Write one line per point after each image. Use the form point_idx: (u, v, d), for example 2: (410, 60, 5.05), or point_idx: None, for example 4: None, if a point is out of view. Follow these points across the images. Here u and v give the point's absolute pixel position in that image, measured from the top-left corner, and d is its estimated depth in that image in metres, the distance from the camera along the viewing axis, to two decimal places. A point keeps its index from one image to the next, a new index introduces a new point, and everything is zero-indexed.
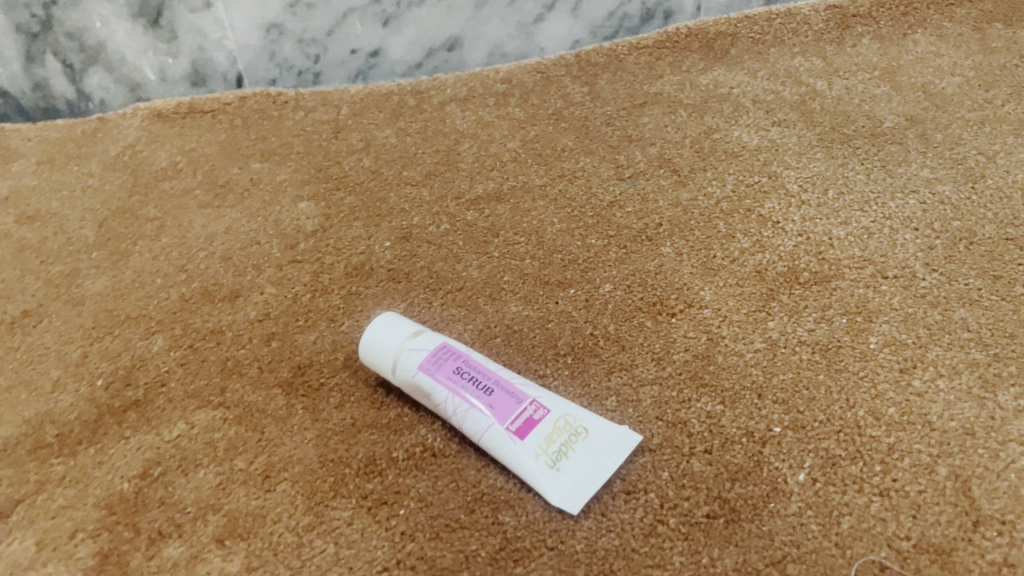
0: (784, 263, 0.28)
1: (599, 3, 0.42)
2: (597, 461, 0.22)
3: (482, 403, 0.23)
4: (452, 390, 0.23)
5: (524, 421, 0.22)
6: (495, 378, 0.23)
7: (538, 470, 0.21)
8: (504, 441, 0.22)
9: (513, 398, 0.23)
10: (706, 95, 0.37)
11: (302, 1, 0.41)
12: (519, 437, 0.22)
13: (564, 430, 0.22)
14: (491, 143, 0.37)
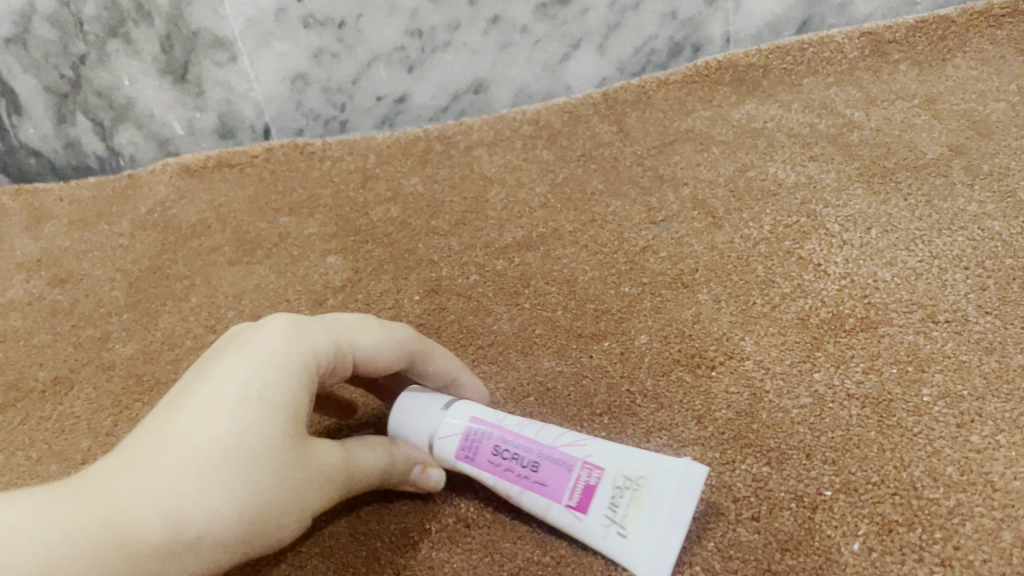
0: (827, 309, 0.27)
1: (625, 39, 0.41)
2: (666, 515, 0.20)
3: (533, 482, 0.22)
4: (496, 472, 0.22)
5: (583, 494, 0.21)
6: (537, 449, 0.22)
7: (614, 544, 0.21)
8: (569, 518, 0.21)
9: (562, 467, 0.22)
10: (739, 131, 0.36)
11: (326, 51, 0.41)
12: (582, 511, 0.21)
13: (624, 491, 0.21)
14: (520, 189, 0.36)
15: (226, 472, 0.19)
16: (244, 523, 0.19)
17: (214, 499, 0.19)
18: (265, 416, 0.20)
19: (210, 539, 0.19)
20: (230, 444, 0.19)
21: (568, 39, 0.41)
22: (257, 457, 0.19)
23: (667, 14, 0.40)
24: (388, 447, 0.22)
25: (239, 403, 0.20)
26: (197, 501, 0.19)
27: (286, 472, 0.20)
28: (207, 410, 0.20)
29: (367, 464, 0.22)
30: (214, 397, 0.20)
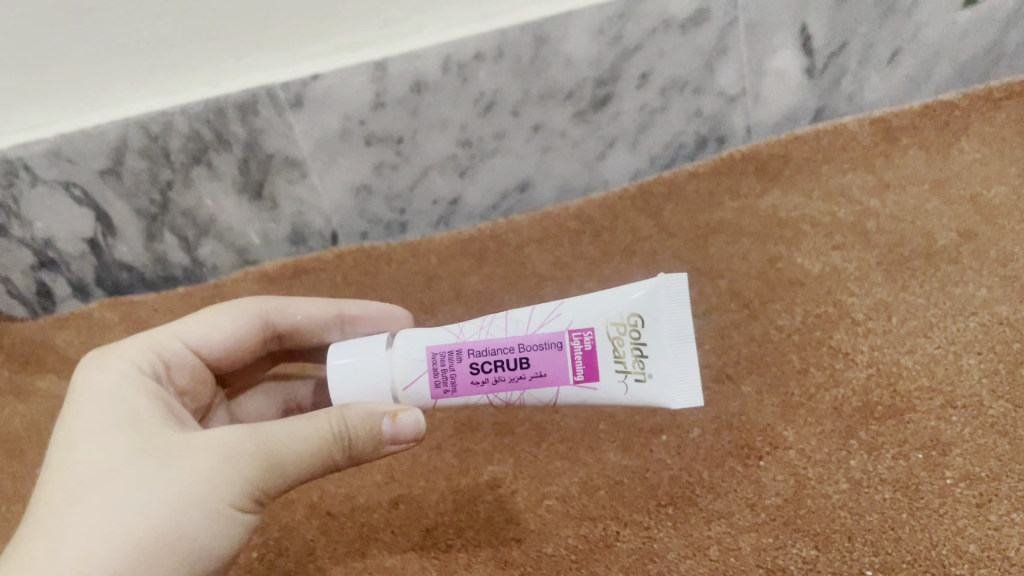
0: (858, 399, 0.30)
1: (655, 135, 0.45)
2: (663, 344, 0.28)
3: (533, 372, 0.28)
4: (499, 380, 0.28)
5: (584, 356, 0.29)
6: (518, 342, 0.28)
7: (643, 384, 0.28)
8: (583, 388, 0.29)
9: (552, 347, 0.28)
10: (766, 220, 0.40)
11: (386, 164, 0.46)
12: (594, 378, 0.28)
13: (620, 333, 0.28)
14: (569, 286, 0.41)
15: (110, 522, 0.25)
16: (153, 543, 0.25)
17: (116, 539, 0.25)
18: (125, 477, 0.26)
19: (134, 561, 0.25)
20: (91, 507, 0.26)
21: (603, 139, 0.45)
22: (139, 502, 0.26)
23: (693, 112, 0.44)
24: (324, 421, 0.28)
25: (44, 487, 0.27)
26: (94, 556, 0.25)
27: (181, 492, 0.26)
28: (58, 500, 0.26)
29: (298, 435, 0.27)
30: (73, 478, 0.27)
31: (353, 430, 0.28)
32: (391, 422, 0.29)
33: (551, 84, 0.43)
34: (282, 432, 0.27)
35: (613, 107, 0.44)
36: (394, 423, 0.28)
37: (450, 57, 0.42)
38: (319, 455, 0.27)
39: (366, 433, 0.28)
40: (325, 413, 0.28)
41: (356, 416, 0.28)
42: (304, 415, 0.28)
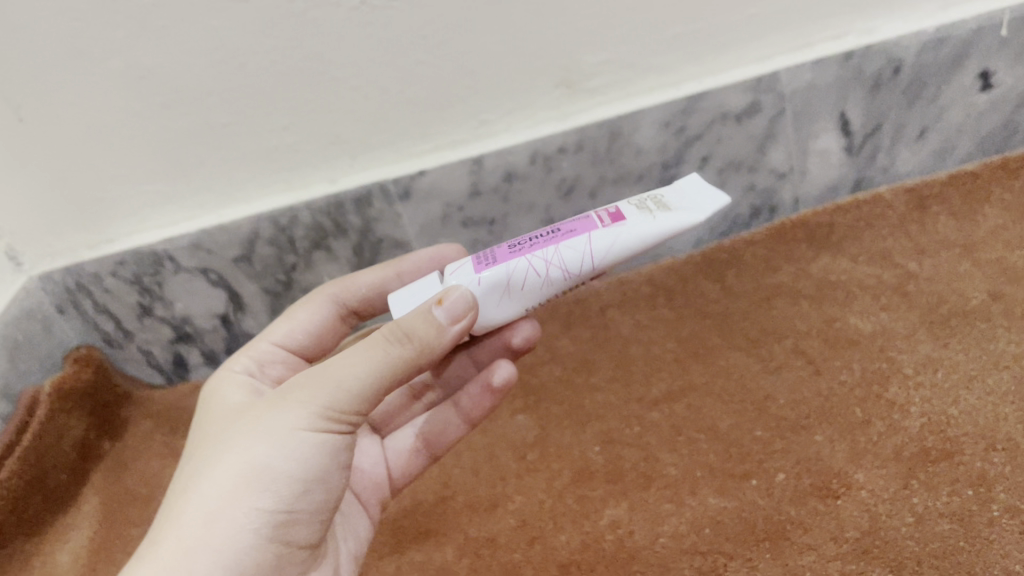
0: (914, 444, 0.36)
1: (714, 209, 0.51)
2: (676, 194, 0.33)
3: (566, 232, 0.32)
4: (537, 243, 0.33)
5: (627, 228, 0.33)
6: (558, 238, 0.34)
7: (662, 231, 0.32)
8: (614, 228, 0.32)
9: (579, 219, 0.33)
10: (820, 283, 0.47)
11: (480, 242, 0.53)
12: (620, 218, 0.32)
13: (639, 202, 0.33)
14: (654, 345, 0.46)
15: (205, 477, 0.30)
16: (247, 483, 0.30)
17: (212, 485, 0.30)
18: (220, 440, 0.32)
19: (231, 498, 0.30)
20: (198, 466, 0.31)
21: (667, 213, 0.51)
22: (228, 456, 0.30)
23: (747, 187, 0.51)
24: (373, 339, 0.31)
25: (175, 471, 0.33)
26: (197, 506, 0.29)
27: (260, 434, 0.30)
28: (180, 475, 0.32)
29: (353, 358, 0.31)
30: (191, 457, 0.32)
31: (403, 334, 0.31)
32: (445, 311, 0.31)
33: (623, 169, 0.50)
34: (338, 361, 0.31)
35: None
36: (443, 305, 0.31)
37: (538, 152, 0.49)
38: (374, 371, 0.30)
39: (415, 333, 0.31)
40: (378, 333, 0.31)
41: (410, 323, 0.31)
42: (361, 341, 0.31)
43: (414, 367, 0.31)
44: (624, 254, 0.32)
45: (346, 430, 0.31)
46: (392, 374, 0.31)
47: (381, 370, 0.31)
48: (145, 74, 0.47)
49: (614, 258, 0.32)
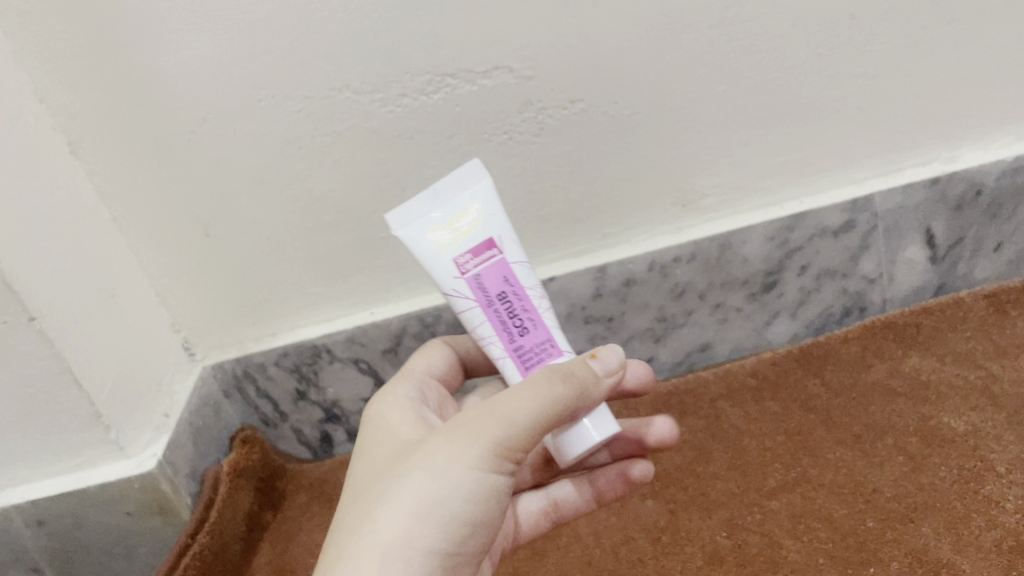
0: (1013, 538, 0.42)
1: (811, 308, 0.58)
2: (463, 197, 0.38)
3: (503, 286, 0.37)
4: (523, 301, 0.37)
5: (473, 255, 0.37)
6: (475, 300, 0.37)
7: (493, 195, 0.38)
8: (481, 237, 0.38)
9: (488, 286, 0.37)
10: (913, 382, 0.53)
11: (599, 335, 0.57)
12: (472, 241, 0.38)
13: (460, 225, 0.38)
14: (766, 437, 0.53)
15: (386, 484, 0.34)
16: (423, 511, 0.33)
17: (386, 494, 0.34)
18: (397, 467, 0.35)
19: (402, 513, 0.33)
20: (380, 489, 0.34)
21: (769, 312, 0.58)
22: (410, 485, 0.33)
23: (841, 291, 0.57)
24: (539, 382, 0.34)
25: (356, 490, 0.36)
26: (381, 534, 0.33)
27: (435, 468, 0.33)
28: (361, 494, 0.35)
29: (517, 392, 0.34)
30: (371, 477, 0.35)
31: (557, 380, 0.34)
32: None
33: (730, 275, 0.56)
34: (507, 400, 0.34)
35: (779, 290, 0.57)
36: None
37: (655, 261, 0.55)
38: (532, 405, 0.33)
39: (570, 385, 0.34)
40: (540, 375, 0.34)
41: (565, 369, 0.34)
42: (528, 383, 0.34)
43: (566, 407, 0.34)
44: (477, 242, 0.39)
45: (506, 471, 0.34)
46: (542, 405, 0.34)
47: (538, 401, 0.33)
48: (318, 199, 0.55)
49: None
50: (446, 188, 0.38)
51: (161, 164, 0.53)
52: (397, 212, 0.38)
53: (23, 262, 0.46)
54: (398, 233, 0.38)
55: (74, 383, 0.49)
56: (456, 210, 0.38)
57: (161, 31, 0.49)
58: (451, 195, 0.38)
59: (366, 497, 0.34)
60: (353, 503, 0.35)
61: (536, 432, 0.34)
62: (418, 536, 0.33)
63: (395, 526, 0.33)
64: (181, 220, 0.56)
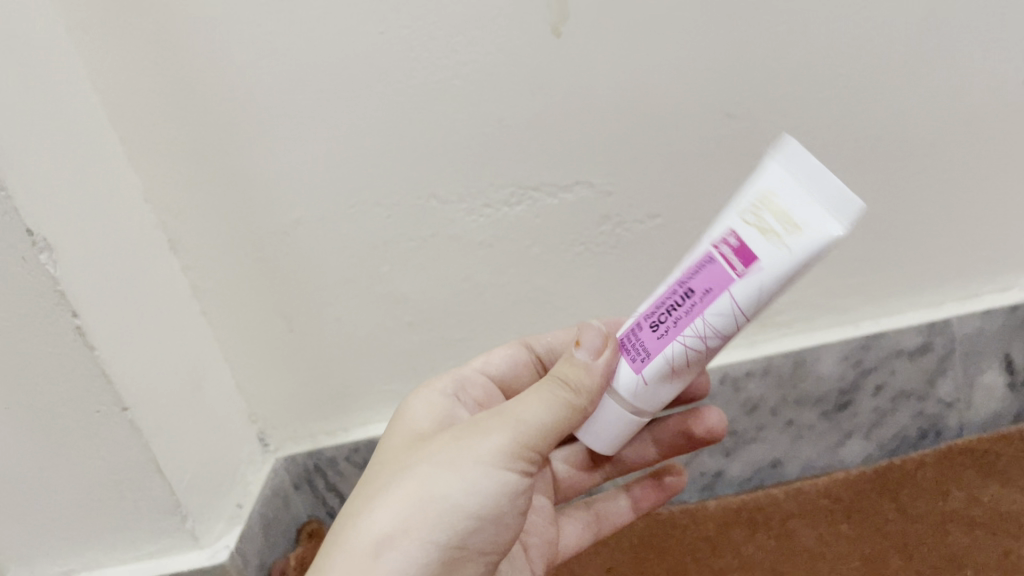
0: None
1: (886, 429, 0.57)
2: (806, 210, 0.32)
3: (686, 260, 0.37)
4: (694, 311, 0.35)
5: (733, 258, 0.34)
6: (698, 262, 0.35)
7: (823, 249, 0.32)
8: (749, 232, 0.33)
9: (696, 256, 0.36)
10: (993, 513, 0.53)
11: None
12: (739, 234, 0.34)
13: (777, 211, 0.33)
14: (841, 561, 0.53)
15: (418, 500, 0.35)
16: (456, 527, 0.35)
17: (383, 547, 0.34)
18: (437, 486, 0.35)
19: (414, 526, 0.34)
20: (425, 505, 0.35)
21: (843, 431, 0.57)
22: (453, 507, 0.35)
23: (917, 412, 0.57)
24: (554, 391, 0.37)
25: (391, 503, 0.35)
26: (430, 551, 0.34)
27: (473, 482, 0.35)
28: (406, 506, 0.35)
29: (534, 403, 0.37)
30: (418, 496, 0.35)
31: (560, 385, 0.37)
32: (586, 351, 0.38)
33: (803, 393, 0.56)
34: (522, 408, 0.36)
35: (853, 409, 0.56)
36: (582, 347, 0.38)
37: (728, 374, 0.55)
38: (543, 411, 0.36)
39: (574, 387, 0.37)
40: (551, 382, 0.38)
41: (569, 373, 0.37)
42: (543, 396, 0.37)
43: (577, 412, 0.37)
44: (752, 232, 0.33)
45: (511, 486, 0.36)
46: (552, 420, 0.36)
47: (556, 413, 0.36)
48: (401, 300, 0.58)
49: (733, 235, 0.34)
50: (831, 209, 0.32)
51: (256, 262, 0.56)
52: (790, 153, 0.33)
53: (121, 355, 0.49)
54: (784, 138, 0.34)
55: (158, 471, 0.50)
56: (787, 207, 0.33)
57: (268, 141, 0.52)
58: (811, 200, 0.32)
59: (415, 516, 0.34)
60: (394, 511, 0.35)
61: (545, 441, 0.36)
62: (445, 554, 0.35)
63: (440, 542, 0.34)
64: (269, 317, 0.58)
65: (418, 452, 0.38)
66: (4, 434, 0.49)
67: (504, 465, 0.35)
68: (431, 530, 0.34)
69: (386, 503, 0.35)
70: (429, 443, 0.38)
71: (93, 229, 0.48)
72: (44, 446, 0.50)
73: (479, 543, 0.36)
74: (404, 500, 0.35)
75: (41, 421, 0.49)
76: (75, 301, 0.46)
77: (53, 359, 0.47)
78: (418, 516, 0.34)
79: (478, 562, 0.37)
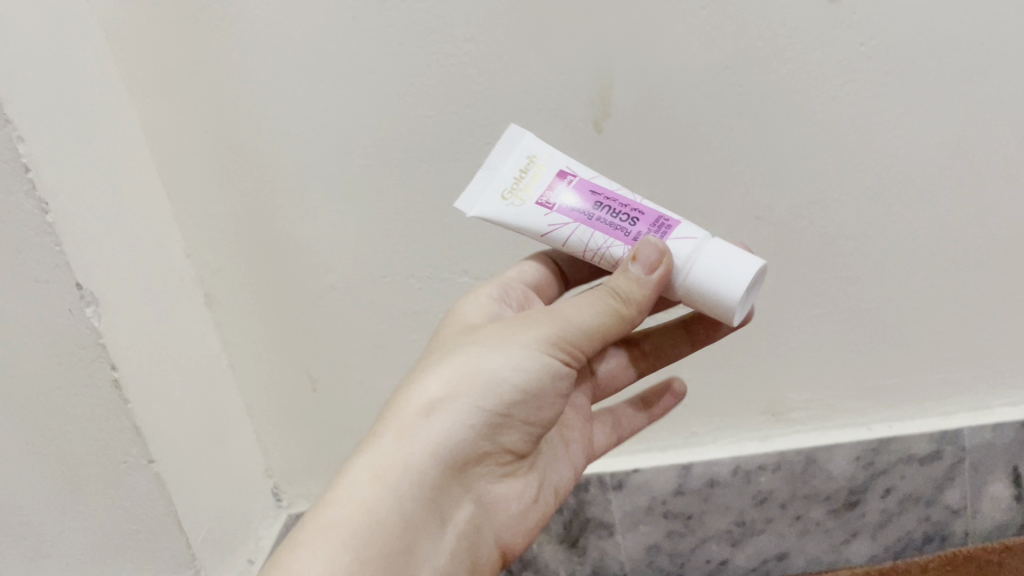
0: None
1: (892, 531, 0.59)
2: (524, 144, 0.41)
3: (582, 223, 0.39)
4: (623, 201, 0.39)
5: (553, 190, 0.40)
6: (583, 212, 0.39)
7: (544, 145, 0.42)
8: (580, 172, 0.41)
9: (577, 211, 0.39)
10: None
11: (676, 531, 0.59)
12: (575, 177, 0.40)
13: (525, 164, 0.41)
14: None
15: (454, 368, 0.38)
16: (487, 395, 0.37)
17: (425, 403, 0.37)
18: (477, 360, 0.38)
19: (450, 384, 0.37)
20: (463, 371, 0.38)
21: (849, 530, 0.58)
22: (487, 376, 0.37)
23: (923, 517, 0.58)
24: (603, 297, 0.38)
25: (438, 367, 0.38)
26: (462, 412, 0.37)
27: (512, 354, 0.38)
28: (448, 372, 0.38)
29: (581, 306, 0.38)
30: (462, 363, 0.38)
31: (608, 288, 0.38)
32: (639, 266, 0.36)
33: (812, 489, 0.57)
34: (569, 309, 0.38)
35: (860, 508, 0.58)
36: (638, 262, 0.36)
37: (740, 466, 0.57)
38: (587, 313, 0.38)
39: (614, 297, 0.38)
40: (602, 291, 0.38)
41: (618, 286, 0.37)
42: (594, 297, 0.38)
43: (622, 321, 0.38)
44: (550, 168, 0.41)
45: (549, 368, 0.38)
46: (596, 321, 0.38)
47: (602, 316, 0.38)
48: None
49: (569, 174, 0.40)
50: (509, 145, 0.41)
51: (287, 321, 0.58)
52: (465, 196, 0.40)
53: (152, 407, 0.50)
54: (475, 213, 0.40)
55: (177, 524, 0.51)
56: (518, 169, 0.41)
57: (311, 207, 0.54)
58: (513, 149, 0.41)
59: (455, 379, 0.37)
60: (439, 375, 0.38)
61: (582, 337, 0.38)
62: (475, 423, 0.37)
63: (471, 408, 0.37)
64: (295, 374, 0.60)
65: (473, 336, 0.40)
66: (31, 473, 0.50)
67: (537, 351, 0.38)
68: (462, 390, 0.37)
69: (435, 366, 0.39)
70: (483, 330, 0.40)
71: (137, 285, 0.50)
72: (67, 490, 0.51)
73: (522, 416, 0.39)
74: (448, 365, 0.38)
75: (67, 466, 0.50)
76: (114, 353, 0.47)
77: (88, 409, 0.48)
78: (458, 380, 0.37)
79: (520, 430, 0.39)
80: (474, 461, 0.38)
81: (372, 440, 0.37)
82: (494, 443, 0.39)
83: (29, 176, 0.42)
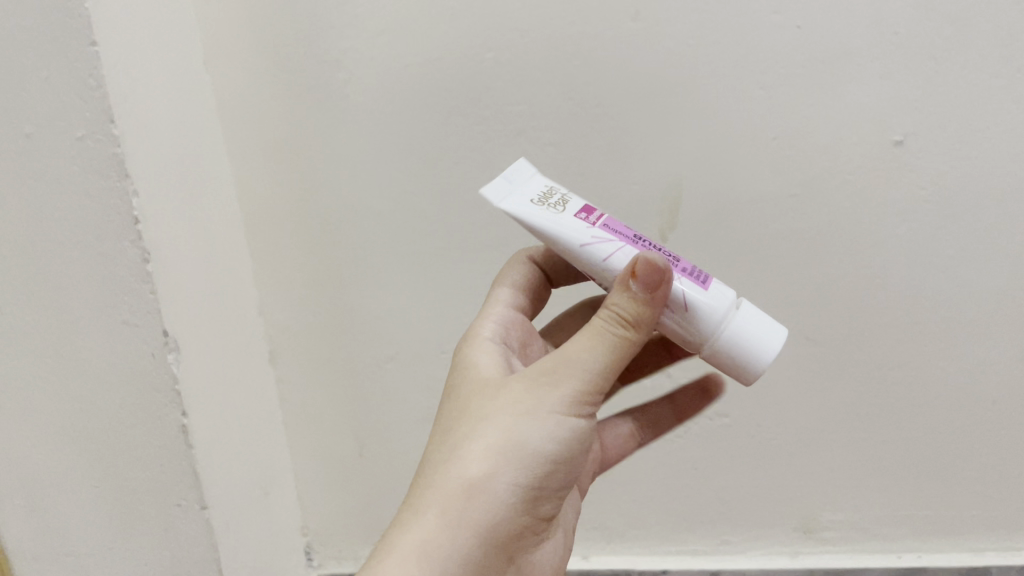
0: None
1: None
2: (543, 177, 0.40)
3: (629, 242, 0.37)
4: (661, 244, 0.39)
5: (586, 214, 0.38)
6: (624, 236, 0.38)
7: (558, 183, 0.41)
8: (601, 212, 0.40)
9: (620, 232, 0.38)
10: None
11: None
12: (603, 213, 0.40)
13: (551, 188, 0.40)
14: None
15: (479, 443, 0.36)
16: (521, 465, 0.36)
17: (461, 488, 0.35)
18: (503, 431, 0.36)
19: (481, 462, 0.36)
20: (490, 445, 0.36)
21: None
22: (516, 446, 0.36)
23: None
24: (603, 329, 0.36)
25: (460, 445, 0.36)
26: (499, 489, 0.36)
27: (537, 421, 0.36)
28: (474, 451, 0.36)
29: (584, 348, 0.36)
30: (487, 438, 0.36)
31: (609, 316, 0.36)
32: (639, 282, 0.35)
33: None
34: (574, 353, 0.36)
35: None
36: (637, 277, 0.35)
37: None
38: (596, 354, 0.36)
39: (619, 321, 0.36)
40: (602, 321, 0.36)
41: (624, 308, 0.35)
42: (592, 329, 0.36)
43: (634, 350, 0.36)
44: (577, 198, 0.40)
45: (576, 423, 0.37)
46: (611, 364, 0.36)
47: (608, 353, 0.36)
48: None
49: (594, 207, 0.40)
50: (527, 169, 0.40)
51: (345, 386, 0.60)
52: (492, 189, 0.38)
53: (212, 455, 0.52)
54: (504, 207, 0.38)
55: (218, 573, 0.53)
56: (544, 189, 0.39)
57: (384, 282, 0.57)
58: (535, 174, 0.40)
59: (485, 456, 0.36)
60: (464, 455, 0.36)
61: (603, 380, 0.36)
62: (512, 496, 0.36)
63: (507, 483, 0.36)
64: (345, 439, 0.62)
65: (490, 397, 0.38)
66: (88, 500, 0.53)
67: (562, 410, 0.36)
68: (494, 466, 0.36)
69: (455, 444, 0.37)
70: (499, 390, 0.38)
71: (215, 336, 0.53)
72: (124, 526, 0.53)
73: (556, 483, 0.38)
74: (473, 442, 0.36)
75: (127, 504, 0.53)
76: (187, 400, 0.49)
77: (152, 450, 0.51)
78: (488, 455, 0.36)
79: (554, 497, 0.39)
80: (515, 535, 0.38)
81: (408, 531, 0.35)
82: (530, 510, 0.38)
83: (137, 227, 0.45)
